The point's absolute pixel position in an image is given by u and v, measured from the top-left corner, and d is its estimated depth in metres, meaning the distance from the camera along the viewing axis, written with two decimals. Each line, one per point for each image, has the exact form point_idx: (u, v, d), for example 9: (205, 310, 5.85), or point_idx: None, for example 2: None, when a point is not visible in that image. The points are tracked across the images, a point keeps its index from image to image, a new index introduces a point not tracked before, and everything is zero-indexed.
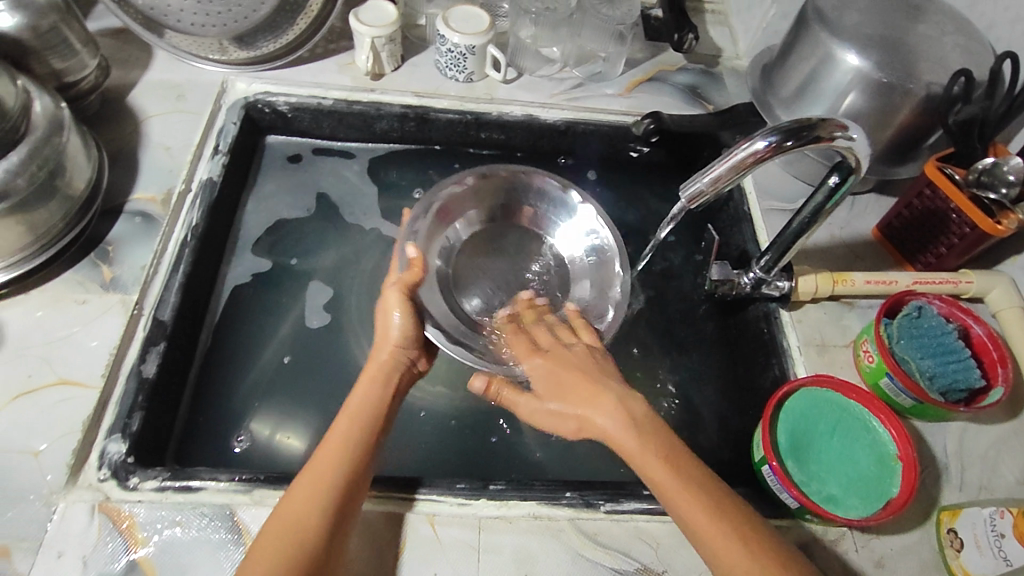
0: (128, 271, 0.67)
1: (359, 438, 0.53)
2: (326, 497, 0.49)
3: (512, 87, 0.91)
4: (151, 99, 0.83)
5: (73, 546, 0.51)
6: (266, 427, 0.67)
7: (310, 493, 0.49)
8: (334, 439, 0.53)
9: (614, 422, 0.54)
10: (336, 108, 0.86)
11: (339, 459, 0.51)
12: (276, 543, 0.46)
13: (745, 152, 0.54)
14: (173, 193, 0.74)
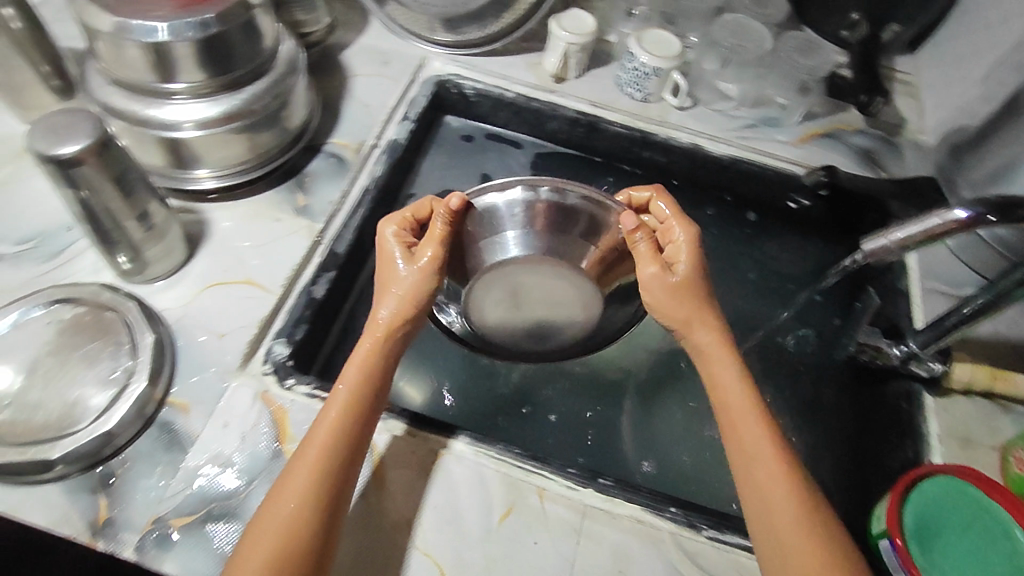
0: (318, 203, 0.75)
1: (342, 431, 0.52)
2: (314, 493, 0.49)
3: (686, 115, 0.92)
4: (360, 60, 0.92)
5: (237, 422, 0.58)
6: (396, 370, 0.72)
7: (296, 491, 0.49)
8: (320, 431, 0.52)
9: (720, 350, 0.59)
10: (517, 102, 0.92)
11: (323, 448, 0.51)
12: (268, 544, 0.47)
13: (941, 220, 0.51)
14: (365, 145, 0.82)
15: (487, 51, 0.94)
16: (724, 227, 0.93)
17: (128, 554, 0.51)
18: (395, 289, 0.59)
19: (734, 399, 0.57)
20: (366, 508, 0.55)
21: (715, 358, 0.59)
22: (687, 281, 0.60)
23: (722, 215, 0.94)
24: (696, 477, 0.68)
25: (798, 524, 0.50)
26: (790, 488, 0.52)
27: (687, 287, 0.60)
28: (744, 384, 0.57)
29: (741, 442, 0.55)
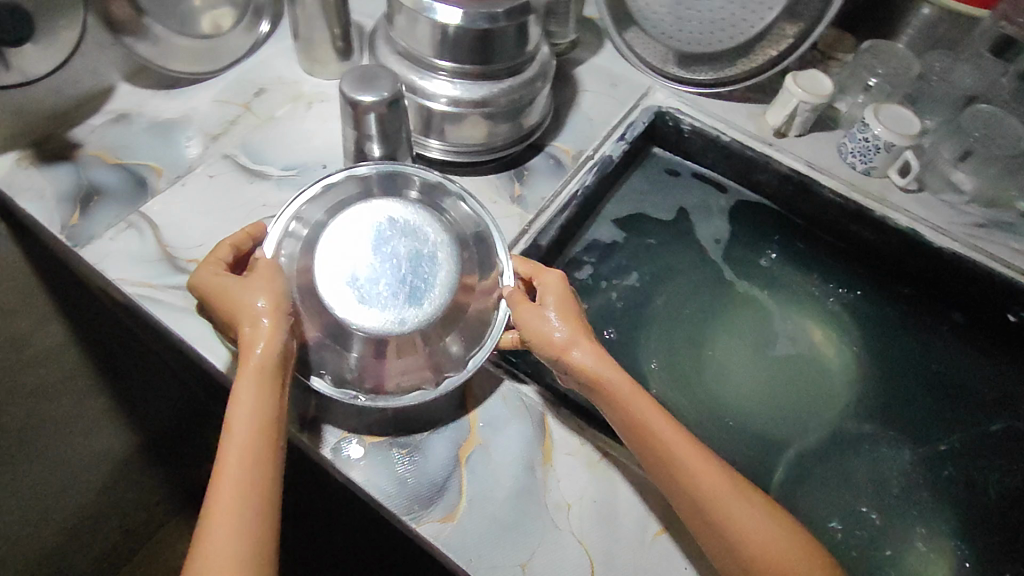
0: (533, 197, 0.81)
1: (256, 468, 0.50)
2: (243, 527, 0.48)
3: (908, 198, 0.88)
4: (592, 76, 0.97)
5: None
6: None
7: (228, 541, 0.47)
8: (227, 473, 0.49)
9: (642, 405, 0.56)
10: (730, 146, 0.93)
11: (245, 489, 0.49)
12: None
13: None
14: (582, 154, 0.87)
15: (713, 93, 0.96)
16: (920, 321, 0.88)
17: (326, 451, 0.59)
18: (237, 288, 0.57)
19: (662, 424, 0.55)
20: (532, 482, 0.59)
21: (612, 385, 0.57)
22: (563, 301, 0.61)
23: (918, 307, 0.89)
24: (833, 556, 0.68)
25: (769, 537, 0.51)
26: (740, 495, 0.52)
27: (590, 348, 0.58)
28: (644, 397, 0.56)
29: (678, 466, 0.53)
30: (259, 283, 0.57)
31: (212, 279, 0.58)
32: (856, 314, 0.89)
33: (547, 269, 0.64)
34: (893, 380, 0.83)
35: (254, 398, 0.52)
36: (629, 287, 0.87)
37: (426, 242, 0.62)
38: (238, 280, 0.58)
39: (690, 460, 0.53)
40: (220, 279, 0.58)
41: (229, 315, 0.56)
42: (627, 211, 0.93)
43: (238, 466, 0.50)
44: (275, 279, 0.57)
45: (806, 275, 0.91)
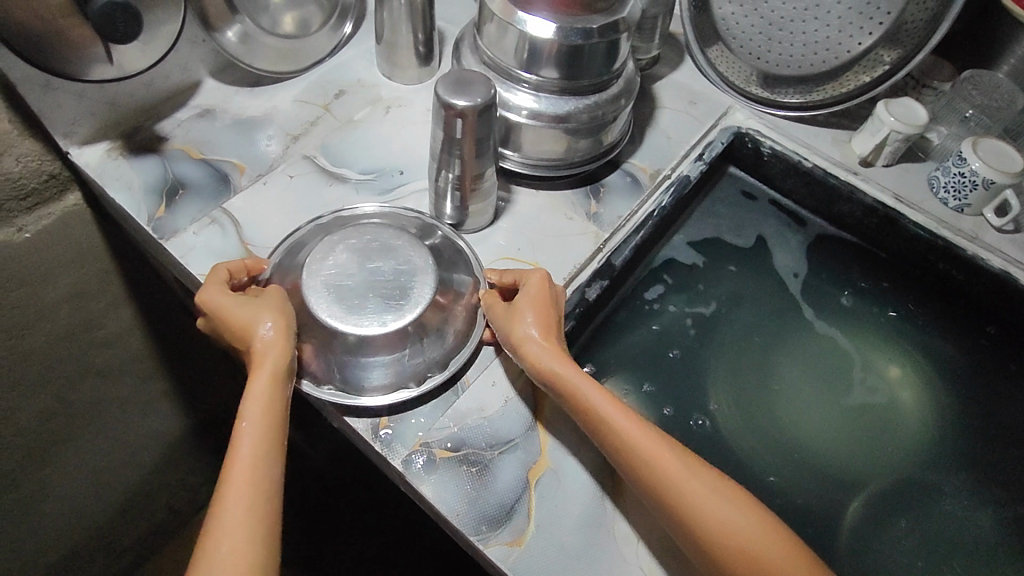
0: (608, 215, 0.79)
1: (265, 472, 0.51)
2: (255, 534, 0.49)
3: (1003, 238, 0.83)
4: (671, 93, 0.94)
5: (503, 384, 0.63)
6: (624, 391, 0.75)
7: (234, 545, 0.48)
8: (235, 475, 0.50)
9: (606, 405, 0.56)
10: (813, 173, 0.90)
11: (254, 489, 0.50)
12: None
13: None
14: (660, 174, 0.85)
15: (796, 117, 0.93)
16: (1007, 371, 0.83)
17: (397, 463, 0.58)
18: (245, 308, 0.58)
19: (621, 417, 0.55)
20: (602, 513, 0.57)
21: (574, 384, 0.57)
22: (538, 305, 0.62)
23: (1007, 355, 0.84)
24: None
25: (741, 527, 0.51)
26: (701, 478, 0.52)
27: (558, 350, 0.59)
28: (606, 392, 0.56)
29: (638, 458, 0.53)
30: (268, 299, 0.59)
31: (226, 304, 0.59)
32: (938, 359, 0.84)
33: (534, 269, 0.65)
34: (975, 432, 0.79)
35: (257, 410, 0.54)
36: (699, 314, 0.85)
37: (402, 270, 0.63)
38: (244, 299, 0.59)
39: (649, 453, 0.53)
40: (223, 300, 0.59)
41: (239, 334, 0.58)
42: (699, 234, 0.91)
43: (245, 469, 0.51)
44: (281, 303, 0.59)
45: (886, 313, 0.87)
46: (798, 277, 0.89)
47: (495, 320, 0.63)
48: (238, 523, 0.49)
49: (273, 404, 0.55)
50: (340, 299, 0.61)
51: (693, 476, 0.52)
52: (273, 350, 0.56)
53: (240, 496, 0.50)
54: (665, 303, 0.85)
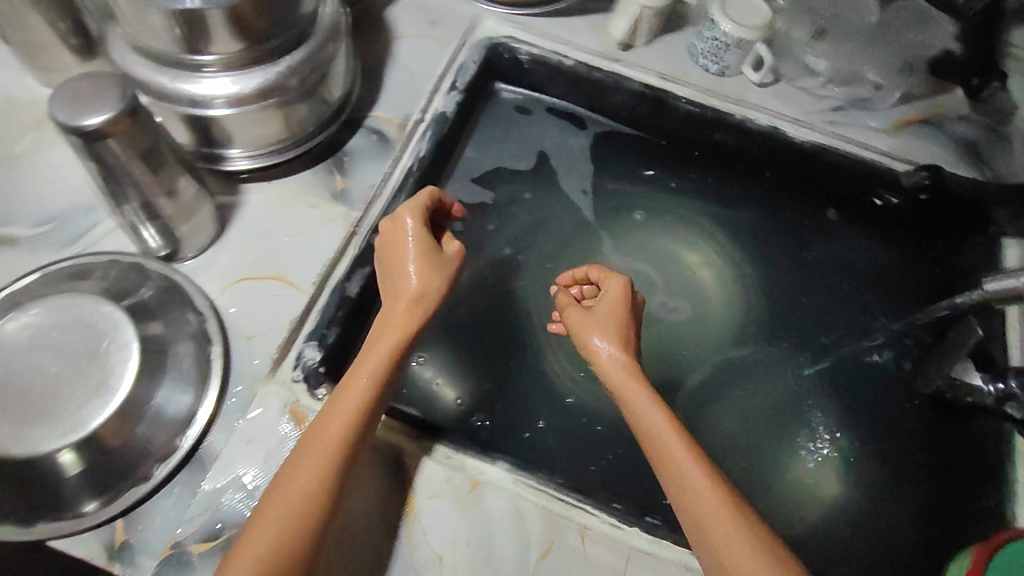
0: (358, 187, 0.68)
1: (358, 414, 0.51)
2: (324, 475, 0.48)
3: (766, 92, 0.82)
4: (406, 18, 0.82)
5: (261, 439, 0.55)
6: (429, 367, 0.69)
7: (310, 476, 0.48)
8: (340, 406, 0.51)
9: (659, 420, 0.53)
10: (576, 71, 0.83)
11: (339, 436, 0.49)
12: (288, 507, 0.47)
13: None
14: (410, 120, 0.75)
15: (546, 12, 0.85)
16: (796, 222, 0.85)
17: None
18: (423, 233, 0.59)
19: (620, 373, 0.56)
20: (394, 542, 0.54)
21: (636, 406, 0.54)
22: (605, 312, 0.59)
23: (791, 206, 0.86)
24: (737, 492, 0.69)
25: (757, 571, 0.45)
26: (732, 518, 0.47)
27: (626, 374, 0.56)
28: (659, 407, 0.54)
29: (673, 477, 0.51)
30: (434, 269, 0.58)
31: (399, 220, 0.59)
32: (731, 231, 0.85)
33: (613, 274, 0.62)
34: (773, 294, 0.82)
35: (388, 347, 0.53)
36: (496, 258, 0.79)
37: (92, 337, 0.52)
38: (433, 250, 0.59)
39: (691, 474, 0.50)
40: (409, 224, 0.58)
41: (394, 262, 0.58)
42: (479, 168, 0.83)
43: (353, 405, 0.51)
44: (440, 278, 0.58)
45: (678, 200, 0.86)
46: (588, 193, 0.85)
47: (571, 323, 0.60)
48: (322, 446, 0.49)
49: (399, 347, 0.54)
50: (31, 412, 0.49)
51: (718, 510, 0.48)
52: (422, 311, 0.57)
53: (341, 421, 0.50)
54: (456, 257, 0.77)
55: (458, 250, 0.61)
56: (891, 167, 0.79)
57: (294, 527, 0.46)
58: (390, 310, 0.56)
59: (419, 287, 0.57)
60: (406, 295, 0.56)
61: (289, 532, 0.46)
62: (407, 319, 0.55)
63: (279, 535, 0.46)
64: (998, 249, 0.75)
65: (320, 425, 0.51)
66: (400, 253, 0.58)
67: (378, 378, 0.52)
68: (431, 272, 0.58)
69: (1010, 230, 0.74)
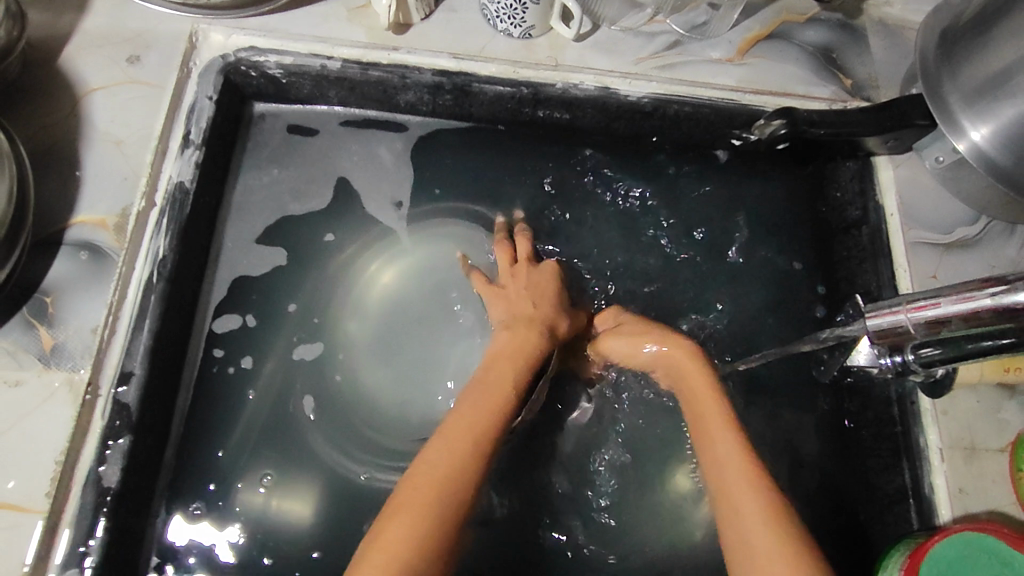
0: (76, 337, 0.52)
1: (487, 421, 0.52)
2: (451, 475, 0.48)
3: (584, 47, 0.66)
4: (95, 60, 0.60)
5: None
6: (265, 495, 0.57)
7: (439, 464, 0.49)
8: (481, 405, 0.53)
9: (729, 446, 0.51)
10: (347, 75, 0.64)
11: (469, 426, 0.52)
12: (431, 483, 0.48)
13: (950, 305, 0.42)
14: (131, 215, 0.56)
15: (286, 4, 0.64)
16: (654, 183, 0.71)
17: None
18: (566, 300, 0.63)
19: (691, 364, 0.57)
20: None
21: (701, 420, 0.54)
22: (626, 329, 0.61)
23: (650, 166, 0.71)
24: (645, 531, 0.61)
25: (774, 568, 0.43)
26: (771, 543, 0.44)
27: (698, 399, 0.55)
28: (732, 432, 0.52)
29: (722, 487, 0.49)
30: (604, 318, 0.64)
31: (546, 269, 0.64)
32: (589, 218, 0.70)
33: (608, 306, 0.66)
34: (653, 282, 0.68)
35: (521, 365, 0.57)
36: (307, 344, 0.62)
37: None
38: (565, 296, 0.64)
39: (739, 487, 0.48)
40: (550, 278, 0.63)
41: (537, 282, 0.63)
42: (258, 232, 0.64)
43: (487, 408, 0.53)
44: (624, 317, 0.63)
45: (525, 195, 0.70)
46: (403, 207, 0.68)
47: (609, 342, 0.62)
48: (451, 452, 0.50)
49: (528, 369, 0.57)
50: None
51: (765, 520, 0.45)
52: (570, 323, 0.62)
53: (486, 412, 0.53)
54: (256, 354, 0.61)
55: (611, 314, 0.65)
56: (746, 105, 0.66)
57: (442, 512, 0.46)
58: (517, 329, 0.59)
59: (546, 319, 0.60)
60: (529, 321, 0.60)
61: (431, 511, 0.46)
62: (534, 340, 0.58)
63: (422, 512, 0.46)
64: (871, 172, 0.66)
65: (464, 420, 0.52)
66: (540, 292, 0.62)
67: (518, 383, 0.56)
68: (559, 322, 0.61)
69: (879, 150, 0.65)
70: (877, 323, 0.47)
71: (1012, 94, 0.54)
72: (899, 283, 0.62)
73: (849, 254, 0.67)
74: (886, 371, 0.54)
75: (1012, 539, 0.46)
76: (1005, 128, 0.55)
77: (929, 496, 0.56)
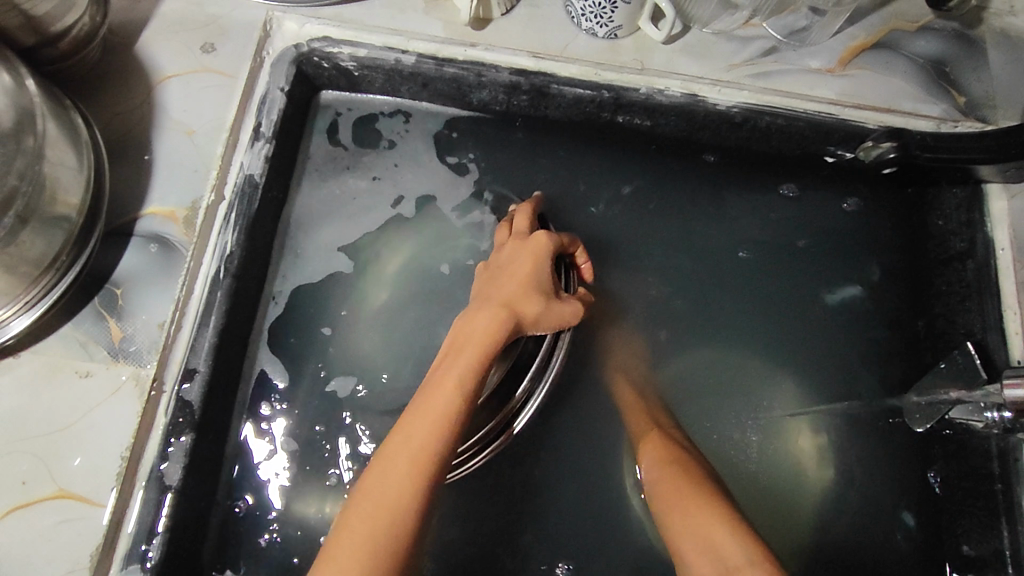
0: (143, 331, 0.51)
1: (430, 443, 0.46)
2: (382, 516, 0.44)
3: (673, 50, 0.62)
4: (169, 46, 0.59)
5: None
6: (316, 505, 0.55)
7: (367, 504, 0.44)
8: (416, 418, 0.47)
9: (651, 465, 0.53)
10: (422, 70, 0.62)
11: (406, 457, 0.45)
12: (368, 520, 0.43)
13: None
14: (200, 208, 0.55)
15: None
16: (738, 199, 0.67)
17: None
18: (539, 273, 0.53)
19: (636, 426, 0.57)
20: None
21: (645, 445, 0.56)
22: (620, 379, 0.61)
23: (731, 180, 0.67)
24: None
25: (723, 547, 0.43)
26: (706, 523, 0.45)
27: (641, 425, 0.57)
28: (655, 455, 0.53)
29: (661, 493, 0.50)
30: (555, 307, 0.53)
31: (531, 243, 0.55)
32: (661, 230, 0.67)
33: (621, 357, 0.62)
34: (726, 305, 0.64)
35: (473, 351, 0.49)
36: (367, 350, 0.60)
37: None
38: (534, 263, 0.54)
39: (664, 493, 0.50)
40: (513, 250, 0.56)
41: (502, 264, 0.55)
42: (322, 228, 0.63)
43: (422, 418, 0.47)
44: (565, 305, 0.54)
45: (597, 204, 0.67)
46: (474, 191, 0.66)
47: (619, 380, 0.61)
48: (382, 491, 0.45)
49: (482, 357, 0.49)
50: None
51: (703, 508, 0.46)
52: (528, 302, 0.52)
53: (429, 418, 0.46)
54: (315, 354, 0.60)
55: (572, 310, 0.54)
56: (845, 120, 0.61)
57: (381, 553, 0.43)
58: (476, 312, 0.52)
59: (510, 298, 0.52)
60: (487, 300, 0.53)
61: (372, 543, 0.43)
62: (489, 322, 0.50)
63: (361, 550, 0.42)
64: (982, 201, 0.60)
65: (390, 450, 0.46)
66: (504, 270, 0.55)
67: (469, 373, 0.48)
68: (525, 302, 0.52)
69: (994, 177, 0.59)
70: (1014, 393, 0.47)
71: None
72: (1008, 325, 0.57)
73: (949, 289, 0.62)
74: (992, 427, 0.51)
75: None
76: None
77: None
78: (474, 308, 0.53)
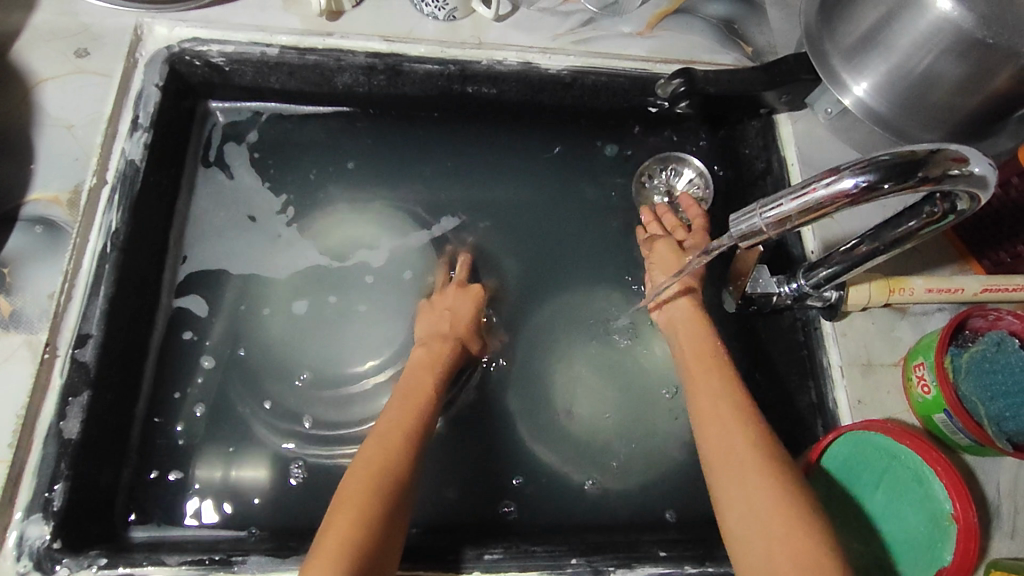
0: (33, 303, 0.56)
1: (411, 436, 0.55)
2: (379, 486, 0.50)
3: (505, 26, 0.72)
4: (44, 53, 0.65)
5: None
6: (216, 470, 0.61)
7: (367, 480, 0.50)
8: (397, 416, 0.56)
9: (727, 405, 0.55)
10: (286, 59, 0.69)
11: (398, 442, 0.54)
12: (364, 492, 0.49)
13: (826, 189, 0.41)
14: (83, 191, 0.60)
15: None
16: (577, 154, 0.79)
17: None
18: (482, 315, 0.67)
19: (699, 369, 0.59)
20: None
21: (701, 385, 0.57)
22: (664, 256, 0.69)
23: (573, 137, 0.79)
24: (586, 461, 0.66)
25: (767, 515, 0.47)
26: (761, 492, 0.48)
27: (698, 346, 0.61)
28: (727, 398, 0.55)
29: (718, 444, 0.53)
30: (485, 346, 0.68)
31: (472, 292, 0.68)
32: (518, 190, 0.77)
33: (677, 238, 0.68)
34: (580, 244, 0.76)
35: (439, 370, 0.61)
36: (263, 316, 0.67)
37: None
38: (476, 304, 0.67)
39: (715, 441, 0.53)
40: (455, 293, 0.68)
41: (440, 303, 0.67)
42: (214, 213, 0.71)
43: (403, 417, 0.56)
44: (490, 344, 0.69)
45: (459, 171, 0.77)
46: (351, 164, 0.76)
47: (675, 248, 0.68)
48: (376, 466, 0.51)
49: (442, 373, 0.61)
50: None
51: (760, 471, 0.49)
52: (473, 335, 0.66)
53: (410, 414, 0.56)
54: (212, 322, 0.66)
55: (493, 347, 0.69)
56: (656, 72, 0.73)
57: (377, 514, 0.48)
58: (433, 338, 0.64)
59: (462, 331, 0.65)
60: (444, 337, 0.64)
61: (371, 506, 0.48)
62: (448, 346, 0.63)
63: (359, 513, 0.48)
64: (774, 129, 0.73)
65: (378, 441, 0.54)
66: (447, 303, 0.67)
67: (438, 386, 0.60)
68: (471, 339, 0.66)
69: (779, 106, 0.72)
70: (740, 230, 0.46)
71: (879, 53, 0.60)
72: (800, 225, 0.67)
73: None
74: (785, 298, 0.62)
75: (893, 431, 0.54)
76: (881, 83, 0.61)
77: (833, 410, 0.62)
78: (425, 336, 0.64)
